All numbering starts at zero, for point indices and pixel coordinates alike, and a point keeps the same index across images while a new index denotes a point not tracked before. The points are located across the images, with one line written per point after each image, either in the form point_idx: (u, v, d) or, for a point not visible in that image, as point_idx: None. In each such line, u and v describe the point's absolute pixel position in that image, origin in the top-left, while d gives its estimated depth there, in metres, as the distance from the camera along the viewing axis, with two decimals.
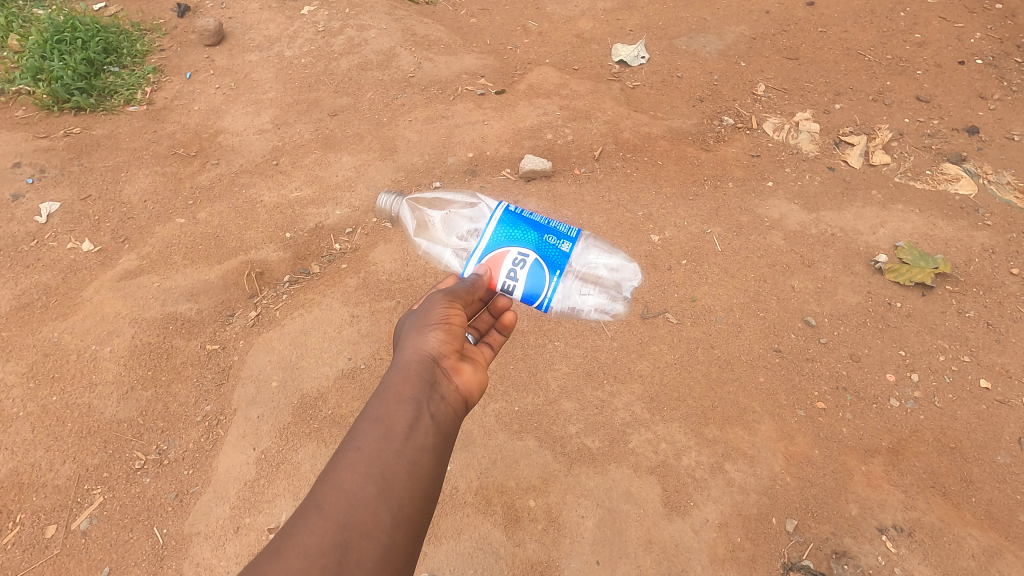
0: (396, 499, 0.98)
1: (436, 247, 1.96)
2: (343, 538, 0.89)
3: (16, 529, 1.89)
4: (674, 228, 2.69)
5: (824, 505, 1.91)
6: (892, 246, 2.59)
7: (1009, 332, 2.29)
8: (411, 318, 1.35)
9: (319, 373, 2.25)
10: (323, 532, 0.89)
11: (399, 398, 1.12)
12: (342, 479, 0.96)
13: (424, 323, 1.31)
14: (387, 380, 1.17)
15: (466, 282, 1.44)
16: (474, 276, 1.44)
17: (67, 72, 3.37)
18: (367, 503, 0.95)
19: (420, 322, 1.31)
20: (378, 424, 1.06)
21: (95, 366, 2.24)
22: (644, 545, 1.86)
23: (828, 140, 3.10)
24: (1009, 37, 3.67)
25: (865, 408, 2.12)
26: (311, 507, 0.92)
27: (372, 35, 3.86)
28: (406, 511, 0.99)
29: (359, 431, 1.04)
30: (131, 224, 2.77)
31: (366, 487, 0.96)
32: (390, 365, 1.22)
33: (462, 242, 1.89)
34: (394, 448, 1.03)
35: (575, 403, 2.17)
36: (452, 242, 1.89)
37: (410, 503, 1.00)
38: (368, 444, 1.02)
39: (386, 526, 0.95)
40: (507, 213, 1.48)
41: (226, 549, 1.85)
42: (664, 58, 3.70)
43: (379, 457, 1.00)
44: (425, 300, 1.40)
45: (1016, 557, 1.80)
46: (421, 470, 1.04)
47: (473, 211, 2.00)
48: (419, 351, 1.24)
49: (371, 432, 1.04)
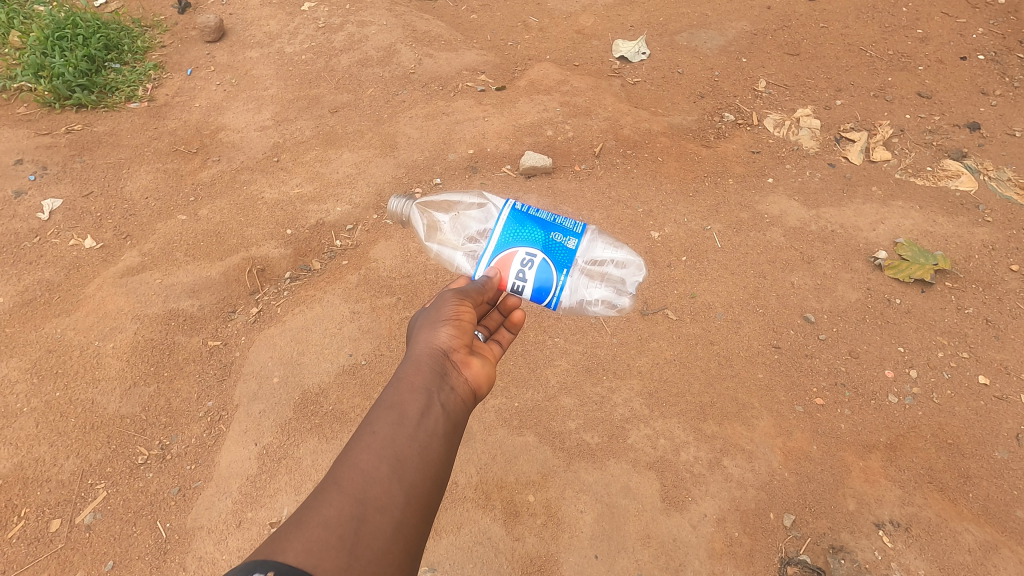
0: (410, 479, 0.99)
1: (447, 250, 1.97)
2: (360, 511, 0.91)
3: (21, 523, 1.91)
4: (674, 224, 2.70)
5: (822, 500, 1.92)
6: (892, 242, 2.59)
7: (1008, 328, 2.29)
8: (422, 315, 1.38)
9: (320, 369, 2.26)
10: (341, 505, 0.90)
11: (411, 388, 1.14)
12: (358, 459, 0.98)
13: (435, 318, 1.33)
14: (399, 372, 1.19)
15: (477, 283, 1.46)
16: (484, 277, 1.47)
17: (68, 68, 3.38)
18: (382, 481, 0.96)
19: (431, 318, 1.34)
20: (392, 411, 1.08)
21: (98, 362, 2.26)
22: (643, 539, 1.87)
23: (828, 136, 3.10)
24: (1012, 32, 3.66)
25: (864, 405, 2.13)
26: (329, 484, 0.94)
27: (372, 32, 3.86)
28: (419, 490, 1.00)
29: (373, 417, 1.07)
30: (133, 221, 2.78)
31: (380, 467, 0.98)
32: (402, 359, 1.25)
33: (473, 243, 1.88)
34: (406, 433, 1.05)
35: (575, 398, 2.19)
36: (462, 244, 1.89)
37: (422, 484, 1.01)
38: (382, 429, 1.04)
39: (399, 502, 0.96)
40: (514, 212, 1.48)
41: (228, 543, 1.87)
42: (664, 54, 3.70)
43: (392, 440, 1.02)
44: (436, 298, 1.42)
45: (1012, 552, 1.81)
46: (433, 454, 1.06)
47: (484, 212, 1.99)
48: (430, 345, 1.26)
49: (384, 418, 1.06)
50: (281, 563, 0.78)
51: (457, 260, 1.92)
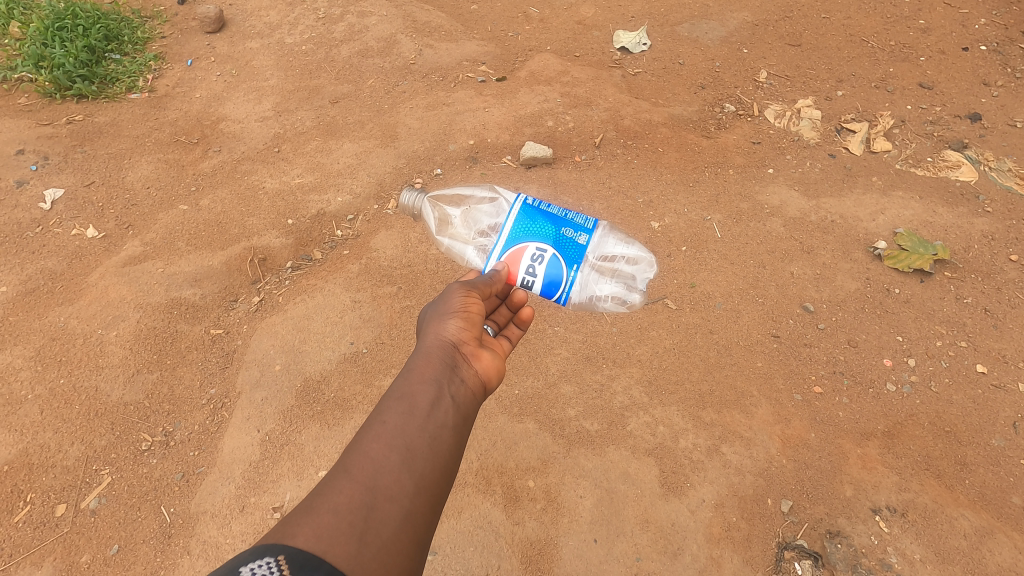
0: (419, 469, 1.01)
1: (457, 245, 1.98)
2: (369, 499, 0.93)
3: (27, 508, 1.93)
4: (675, 215, 2.70)
5: (820, 487, 1.94)
6: (891, 232, 2.60)
7: (1007, 318, 2.30)
8: (432, 307, 1.39)
9: (321, 357, 2.28)
10: (351, 492, 0.93)
11: (422, 378, 1.15)
12: (368, 448, 1.00)
13: (445, 311, 1.34)
14: (409, 363, 1.21)
15: (485, 276, 1.47)
16: (493, 271, 1.47)
17: (69, 59, 3.38)
18: (392, 470, 0.98)
19: (440, 310, 1.35)
20: (402, 401, 1.09)
21: (101, 349, 2.28)
22: (641, 524, 1.89)
23: (828, 127, 3.09)
24: (1014, 23, 3.64)
25: (862, 393, 2.14)
26: (340, 471, 0.96)
27: (372, 22, 3.86)
28: (428, 480, 1.01)
29: (383, 407, 1.08)
30: (134, 211, 2.79)
31: (390, 456, 0.99)
32: (412, 351, 1.26)
33: (484, 238, 1.88)
34: (417, 423, 1.06)
35: (574, 386, 2.20)
36: (473, 238, 1.90)
37: (431, 474, 1.02)
38: (392, 418, 1.06)
39: (408, 491, 0.97)
40: (526, 206, 1.49)
41: (232, 528, 1.89)
42: (665, 45, 3.68)
43: (402, 430, 1.04)
44: (445, 290, 1.43)
45: (1008, 538, 1.83)
46: (442, 445, 1.07)
47: (496, 205, 1.96)
48: (440, 337, 1.28)
49: (394, 409, 1.07)
50: (291, 548, 0.81)
51: (468, 255, 1.93)
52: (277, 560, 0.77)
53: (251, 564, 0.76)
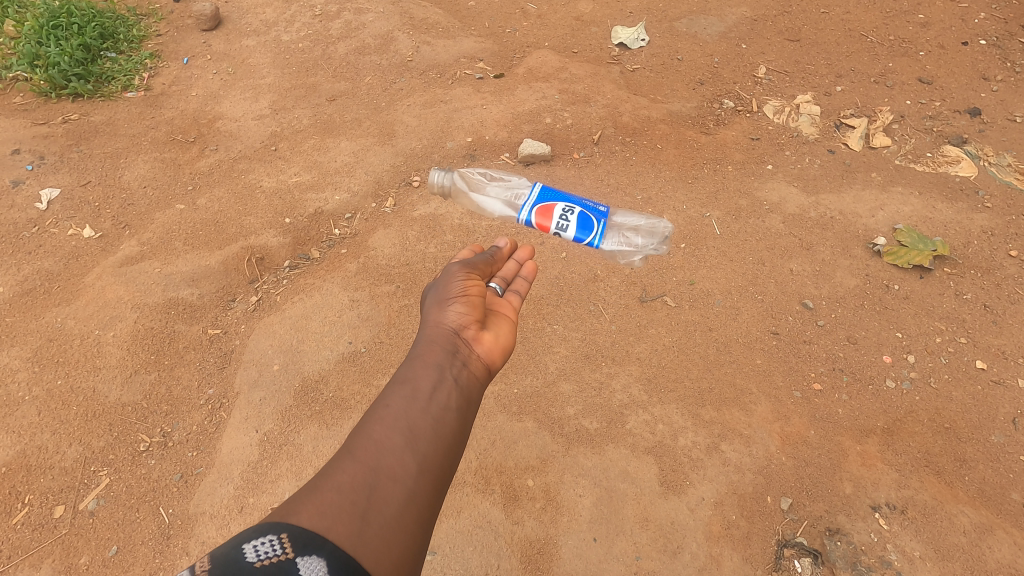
0: (422, 450, 1.01)
1: None
2: (373, 479, 0.93)
3: (25, 510, 1.92)
4: (673, 212, 2.69)
5: (819, 484, 1.94)
6: (891, 228, 2.59)
7: (1007, 314, 2.30)
8: (432, 295, 1.38)
9: (319, 357, 2.27)
10: (354, 472, 0.93)
11: (422, 366, 1.15)
12: (372, 430, 1.00)
13: (444, 298, 1.33)
14: (410, 354, 1.20)
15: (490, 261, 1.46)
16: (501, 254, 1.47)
17: (64, 57, 3.35)
18: (395, 451, 0.98)
19: (439, 296, 1.34)
20: (404, 389, 1.09)
21: (99, 350, 2.27)
22: (640, 522, 1.89)
23: (828, 122, 3.08)
24: (1014, 17, 3.62)
25: (861, 390, 2.14)
26: (344, 453, 0.97)
27: (370, 19, 3.84)
28: (433, 462, 1.01)
29: (385, 395, 1.08)
30: (131, 211, 2.78)
31: (393, 438, 0.99)
32: (414, 340, 1.26)
33: None
34: (419, 406, 1.06)
35: (573, 384, 2.20)
36: None
37: (435, 456, 1.02)
38: (395, 403, 1.06)
39: (412, 472, 0.97)
40: None
41: (231, 528, 1.89)
42: (664, 40, 3.66)
43: (405, 413, 1.04)
44: (443, 278, 1.42)
45: (1007, 534, 1.83)
46: (446, 428, 1.07)
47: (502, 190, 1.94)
48: (440, 326, 1.27)
49: (396, 396, 1.07)
50: (295, 525, 0.81)
51: None
52: (281, 537, 0.78)
53: (254, 541, 0.77)
